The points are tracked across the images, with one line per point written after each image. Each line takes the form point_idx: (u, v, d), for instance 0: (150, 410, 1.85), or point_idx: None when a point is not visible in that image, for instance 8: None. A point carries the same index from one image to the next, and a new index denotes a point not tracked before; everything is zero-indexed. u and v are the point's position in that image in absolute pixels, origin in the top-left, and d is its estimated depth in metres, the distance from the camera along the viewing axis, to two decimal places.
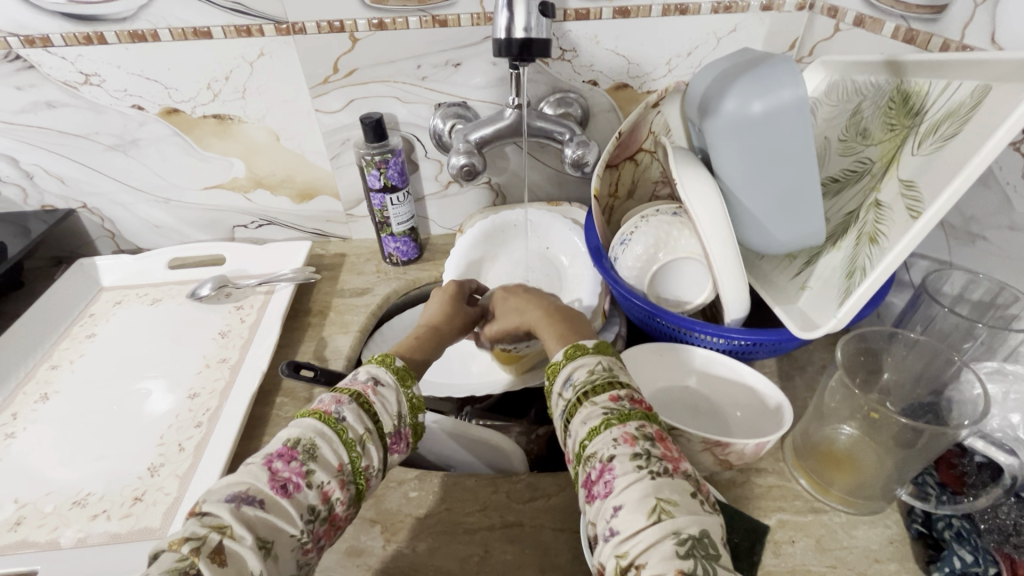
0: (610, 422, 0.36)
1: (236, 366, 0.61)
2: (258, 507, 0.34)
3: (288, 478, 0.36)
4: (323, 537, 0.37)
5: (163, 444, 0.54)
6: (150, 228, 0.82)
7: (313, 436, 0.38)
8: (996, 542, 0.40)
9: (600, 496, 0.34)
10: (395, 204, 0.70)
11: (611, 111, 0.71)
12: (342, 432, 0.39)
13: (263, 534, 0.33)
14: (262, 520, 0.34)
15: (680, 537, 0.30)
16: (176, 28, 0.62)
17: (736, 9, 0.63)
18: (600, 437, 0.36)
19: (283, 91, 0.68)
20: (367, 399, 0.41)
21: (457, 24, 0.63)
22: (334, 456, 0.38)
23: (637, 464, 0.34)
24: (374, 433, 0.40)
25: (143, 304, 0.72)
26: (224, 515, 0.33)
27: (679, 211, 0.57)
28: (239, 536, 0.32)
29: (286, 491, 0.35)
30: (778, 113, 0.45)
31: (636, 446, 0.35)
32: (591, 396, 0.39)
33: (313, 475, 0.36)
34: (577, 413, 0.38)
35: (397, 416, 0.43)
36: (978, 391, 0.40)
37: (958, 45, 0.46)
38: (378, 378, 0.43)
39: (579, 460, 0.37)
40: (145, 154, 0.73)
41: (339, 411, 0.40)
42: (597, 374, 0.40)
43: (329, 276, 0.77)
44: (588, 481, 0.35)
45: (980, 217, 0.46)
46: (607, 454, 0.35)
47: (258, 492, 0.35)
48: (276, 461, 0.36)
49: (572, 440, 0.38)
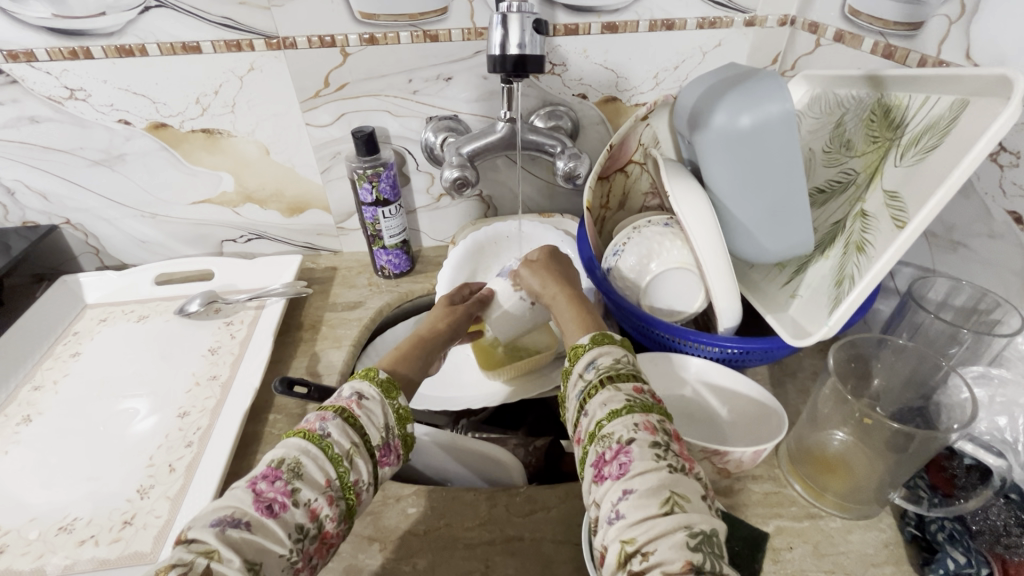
0: (633, 408, 0.37)
1: (226, 384, 0.60)
2: (245, 529, 0.34)
3: (274, 498, 0.35)
4: (315, 556, 0.36)
5: (153, 465, 0.53)
6: (137, 244, 0.80)
7: (299, 455, 0.37)
8: (987, 543, 0.41)
9: (610, 477, 0.34)
10: (387, 217, 0.70)
11: (600, 123, 0.72)
12: (328, 449, 0.38)
13: (251, 556, 0.33)
14: (250, 542, 0.33)
15: (692, 531, 0.30)
16: (164, 43, 0.62)
17: (721, 25, 0.65)
18: (621, 420, 0.36)
19: (273, 105, 0.68)
20: (352, 414, 0.41)
21: (448, 39, 0.64)
22: (321, 473, 0.37)
23: (656, 453, 0.34)
24: (361, 446, 0.40)
25: (130, 321, 0.70)
26: (210, 539, 0.32)
27: (670, 222, 0.58)
28: (226, 558, 0.32)
29: (271, 511, 0.35)
30: (766, 127, 0.46)
31: (656, 436, 0.35)
32: (615, 381, 0.39)
33: (299, 493, 0.36)
34: (599, 395, 0.39)
35: (384, 428, 0.42)
36: (966, 395, 0.41)
37: (935, 61, 0.47)
38: (362, 393, 0.43)
39: (591, 439, 0.37)
40: (131, 168, 0.72)
41: (323, 427, 0.39)
42: (621, 363, 0.41)
43: (320, 290, 0.76)
44: (598, 460, 0.35)
45: (961, 226, 0.47)
46: (625, 437, 0.35)
47: (244, 514, 0.34)
48: (261, 481, 0.36)
49: (587, 419, 0.38)
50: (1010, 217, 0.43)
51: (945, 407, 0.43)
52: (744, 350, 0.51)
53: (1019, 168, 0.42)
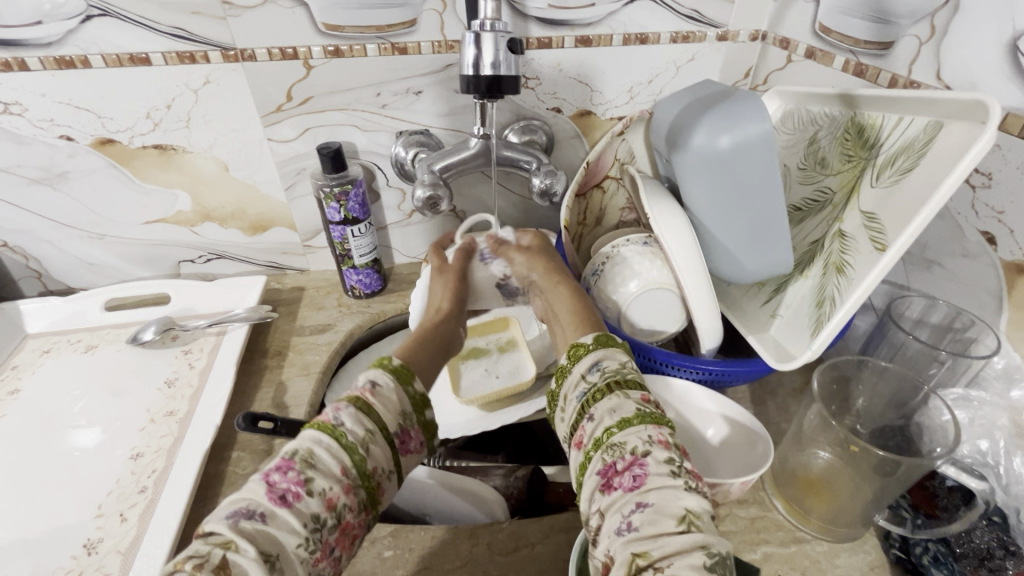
0: (645, 418, 0.35)
1: (185, 419, 0.56)
2: (259, 521, 0.32)
3: (287, 488, 0.34)
4: (336, 546, 0.35)
5: (102, 515, 0.48)
6: (83, 267, 0.75)
7: (311, 445, 0.36)
8: (971, 565, 0.40)
9: (619, 488, 0.32)
10: (356, 235, 0.67)
11: (575, 137, 0.71)
12: (341, 437, 0.37)
13: (266, 547, 0.32)
14: (265, 534, 0.32)
15: (710, 551, 0.28)
16: (110, 54, 0.58)
17: (694, 39, 0.65)
18: (633, 429, 0.34)
19: (231, 120, 0.64)
20: (366, 402, 0.40)
21: (418, 52, 0.61)
22: (335, 461, 0.36)
23: (671, 469, 0.32)
24: (377, 433, 0.39)
25: (77, 352, 0.65)
26: (224, 531, 0.31)
27: (649, 240, 0.56)
28: (242, 549, 0.31)
29: (286, 501, 0.33)
30: (745, 147, 0.46)
31: (670, 451, 0.33)
32: (622, 387, 0.37)
33: (314, 482, 0.35)
34: (606, 400, 0.37)
35: (400, 414, 0.42)
36: (948, 418, 0.41)
37: (906, 81, 0.48)
38: (375, 381, 0.42)
39: (597, 446, 0.35)
40: (75, 187, 0.67)
41: (337, 417, 0.38)
42: (627, 369, 0.39)
43: (286, 312, 0.72)
44: (608, 470, 0.33)
45: (935, 245, 0.48)
46: (640, 449, 0.33)
47: (258, 505, 0.33)
48: (274, 472, 0.34)
49: (592, 424, 0.36)
50: (983, 237, 0.44)
51: (926, 429, 0.44)
52: (726, 373, 0.51)
53: (991, 189, 0.42)
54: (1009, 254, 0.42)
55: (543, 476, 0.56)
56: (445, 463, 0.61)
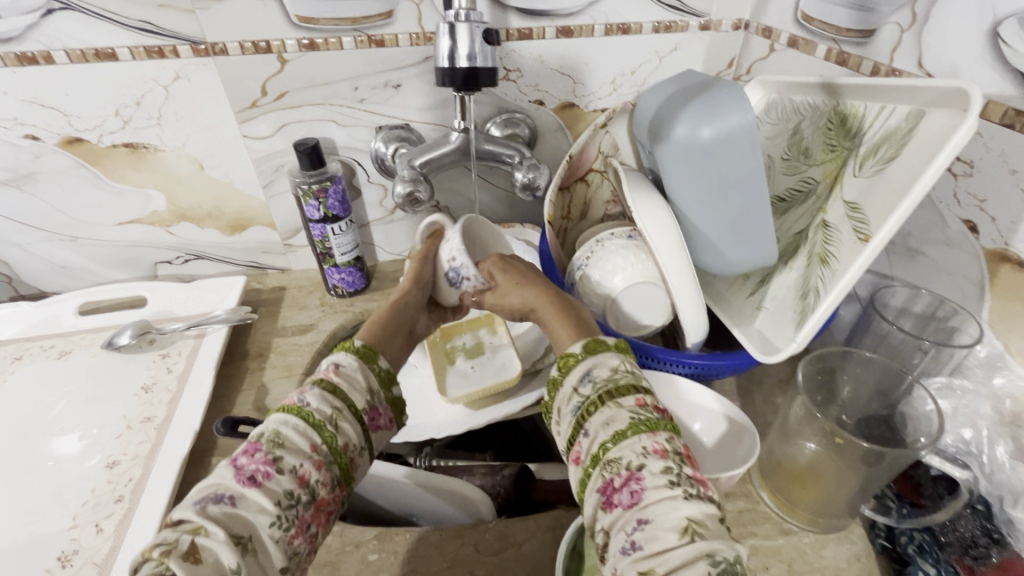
0: (639, 428, 0.34)
1: (162, 426, 0.55)
2: (228, 503, 0.32)
3: (255, 468, 0.34)
4: (312, 523, 0.35)
5: (76, 526, 0.47)
6: (55, 270, 0.73)
7: (278, 426, 0.36)
8: (956, 554, 0.41)
9: (620, 505, 0.32)
10: (337, 233, 0.65)
11: (559, 130, 0.70)
12: (307, 416, 0.37)
13: (237, 529, 0.32)
14: (235, 517, 0.32)
15: (714, 559, 0.28)
16: (73, 50, 0.56)
17: (676, 29, 0.64)
18: (627, 443, 0.34)
19: (204, 117, 0.62)
20: (330, 381, 0.40)
21: (395, 44, 0.60)
22: (303, 439, 0.36)
23: (669, 479, 0.32)
24: (345, 410, 0.39)
25: (49, 358, 0.63)
26: (194, 517, 0.31)
27: (633, 234, 0.55)
28: (212, 532, 0.30)
29: (255, 481, 0.33)
30: (728, 138, 0.45)
31: (668, 460, 0.33)
32: (614, 396, 0.36)
33: (282, 461, 0.35)
34: (599, 413, 0.36)
35: (367, 391, 0.42)
36: (931, 407, 0.42)
37: (888, 69, 0.47)
38: (340, 361, 0.42)
39: (594, 462, 0.34)
40: (43, 189, 0.65)
41: (302, 397, 0.38)
42: (619, 374, 0.38)
43: (268, 313, 0.71)
44: (607, 487, 0.33)
45: (918, 234, 0.48)
46: (636, 462, 0.32)
47: (227, 489, 0.33)
48: (241, 456, 0.35)
49: (588, 440, 0.35)
50: (965, 226, 0.44)
51: (911, 418, 0.44)
52: (711, 366, 0.51)
53: (973, 176, 0.42)
54: (991, 242, 0.42)
55: (530, 473, 0.55)
56: (432, 461, 0.60)
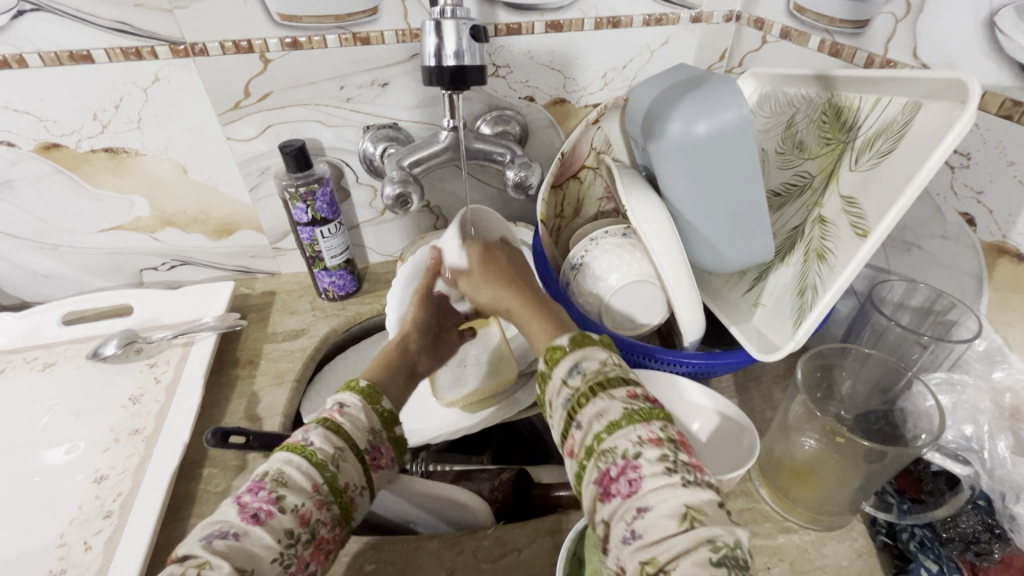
0: (633, 418, 0.33)
1: (151, 437, 0.54)
2: (232, 539, 0.32)
3: (259, 507, 0.34)
4: (311, 561, 0.35)
5: (65, 545, 0.45)
6: (39, 279, 0.71)
7: (282, 465, 0.36)
8: (957, 549, 0.41)
9: (617, 495, 0.31)
10: (326, 236, 0.64)
11: (550, 126, 0.69)
12: (311, 457, 0.37)
13: (242, 563, 0.31)
14: (240, 551, 0.31)
15: (715, 545, 0.27)
16: (47, 52, 0.54)
17: (668, 21, 0.63)
18: (622, 433, 0.33)
19: (185, 118, 0.60)
20: (334, 422, 0.40)
21: (381, 41, 0.58)
22: (306, 478, 0.36)
23: (667, 467, 0.31)
24: (347, 450, 0.39)
25: (33, 370, 0.61)
26: (200, 552, 0.30)
27: (627, 232, 0.54)
28: (217, 565, 0.30)
29: (258, 519, 0.33)
30: (722, 134, 0.44)
31: (663, 448, 0.32)
32: (606, 387, 0.35)
33: (285, 499, 0.34)
34: (591, 405, 0.35)
35: (370, 431, 0.42)
36: (931, 403, 0.42)
37: (882, 60, 0.47)
38: (343, 402, 0.42)
39: (590, 454, 0.33)
40: (22, 196, 0.63)
41: (305, 437, 0.38)
42: (609, 366, 0.37)
43: (258, 319, 0.70)
44: (603, 476, 0.32)
45: (914, 227, 0.48)
46: (631, 452, 0.32)
47: (232, 525, 0.33)
48: (244, 493, 0.34)
49: (581, 432, 0.35)
50: (962, 219, 0.43)
51: (911, 414, 0.44)
52: (707, 365, 0.50)
53: (969, 169, 0.42)
54: (989, 235, 0.42)
55: (529, 478, 0.55)
56: (428, 468, 0.59)
